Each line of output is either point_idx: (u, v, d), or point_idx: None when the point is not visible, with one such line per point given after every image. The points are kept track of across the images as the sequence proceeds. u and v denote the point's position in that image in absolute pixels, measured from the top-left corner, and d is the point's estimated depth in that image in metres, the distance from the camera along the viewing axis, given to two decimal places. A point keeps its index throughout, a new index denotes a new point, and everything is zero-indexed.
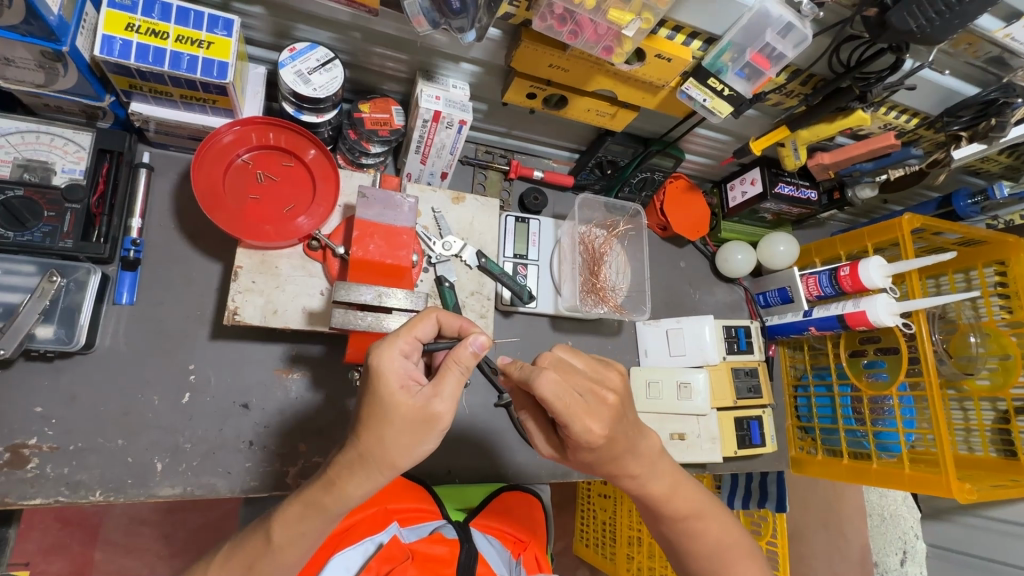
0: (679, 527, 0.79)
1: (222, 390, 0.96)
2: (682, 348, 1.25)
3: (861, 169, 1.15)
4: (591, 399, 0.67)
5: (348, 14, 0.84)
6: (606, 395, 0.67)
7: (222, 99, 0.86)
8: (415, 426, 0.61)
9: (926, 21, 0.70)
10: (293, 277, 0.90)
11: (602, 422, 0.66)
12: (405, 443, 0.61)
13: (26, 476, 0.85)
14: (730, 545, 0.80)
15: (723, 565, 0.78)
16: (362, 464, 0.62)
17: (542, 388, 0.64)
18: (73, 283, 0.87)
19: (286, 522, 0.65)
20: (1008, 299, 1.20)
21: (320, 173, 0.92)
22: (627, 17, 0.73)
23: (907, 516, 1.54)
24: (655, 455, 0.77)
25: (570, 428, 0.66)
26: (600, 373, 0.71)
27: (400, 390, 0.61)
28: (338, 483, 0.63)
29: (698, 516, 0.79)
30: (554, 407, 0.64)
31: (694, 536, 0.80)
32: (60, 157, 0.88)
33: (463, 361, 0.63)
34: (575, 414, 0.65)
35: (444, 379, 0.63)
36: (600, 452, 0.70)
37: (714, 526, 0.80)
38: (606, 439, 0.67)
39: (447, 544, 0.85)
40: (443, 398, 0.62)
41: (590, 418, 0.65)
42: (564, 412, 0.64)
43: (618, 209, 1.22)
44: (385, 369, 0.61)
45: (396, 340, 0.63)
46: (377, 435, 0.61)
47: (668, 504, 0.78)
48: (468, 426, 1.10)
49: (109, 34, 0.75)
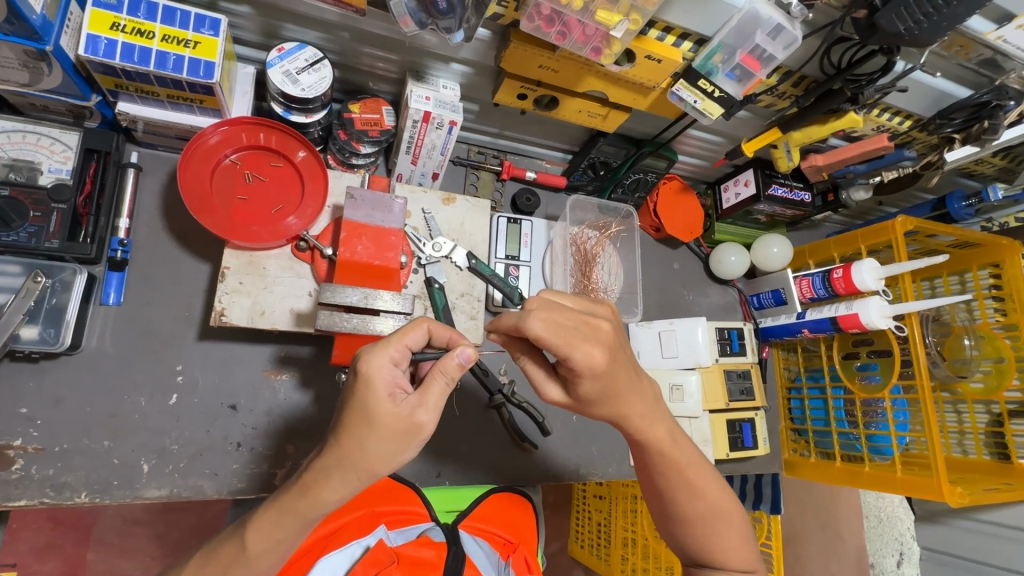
0: (679, 480, 0.79)
1: (210, 391, 0.95)
2: (675, 350, 1.24)
3: (854, 170, 1.14)
4: (586, 328, 0.64)
5: (336, 14, 0.83)
6: (600, 325, 0.65)
7: (209, 99, 0.85)
8: (397, 435, 0.61)
9: (914, 23, 0.70)
10: (280, 279, 0.89)
11: (602, 347, 0.63)
12: (386, 451, 0.61)
13: (10, 477, 0.85)
14: (723, 510, 0.81)
15: (712, 528, 0.80)
16: (340, 468, 0.61)
17: (533, 328, 0.60)
18: (58, 283, 0.87)
19: (262, 530, 0.64)
20: (1002, 301, 1.19)
21: (309, 174, 0.91)
22: (615, 17, 0.73)
23: (903, 518, 1.53)
24: (655, 402, 0.76)
25: (571, 361, 0.62)
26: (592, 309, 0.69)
27: (386, 399, 0.61)
28: (314, 489, 0.62)
29: (695, 469, 0.79)
30: (550, 342, 0.61)
31: (692, 493, 0.79)
32: (46, 157, 0.87)
33: (449, 371, 0.64)
34: (572, 343, 0.62)
35: (430, 390, 0.63)
36: (602, 383, 0.67)
37: (712, 488, 0.81)
38: (608, 367, 0.64)
39: (434, 547, 0.86)
40: (427, 408, 0.62)
41: (590, 343, 0.62)
42: (562, 344, 0.61)
43: (610, 210, 1.24)
44: (374, 376, 0.61)
45: (387, 348, 0.63)
46: (359, 441, 0.60)
47: (666, 455, 0.77)
48: (458, 427, 1.10)
49: (94, 33, 0.75)
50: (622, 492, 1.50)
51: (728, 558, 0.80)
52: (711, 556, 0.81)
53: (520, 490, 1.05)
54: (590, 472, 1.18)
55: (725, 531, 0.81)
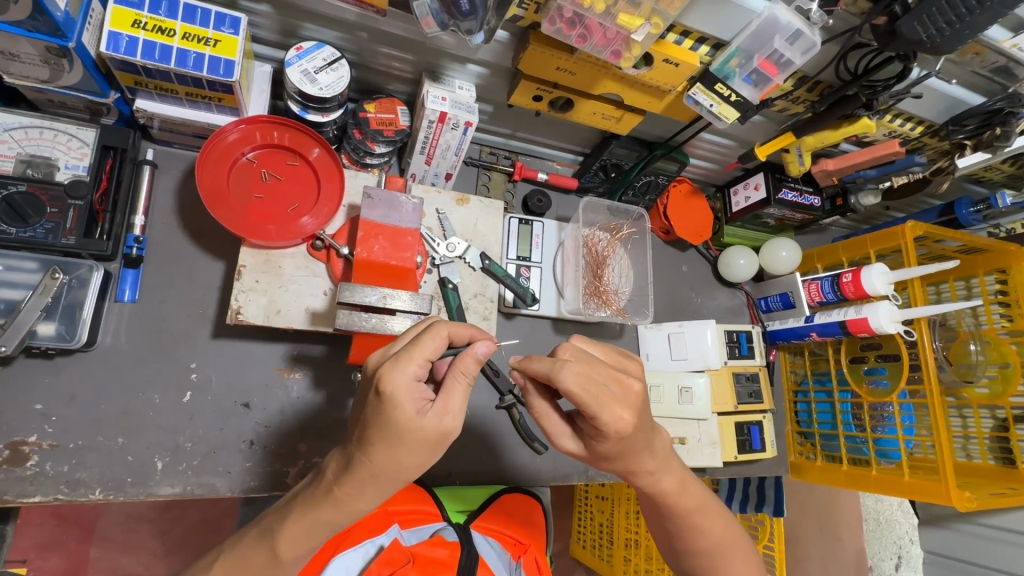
0: (686, 523, 0.81)
1: (224, 389, 0.95)
2: (684, 352, 1.25)
3: (865, 175, 1.14)
4: (617, 387, 0.68)
5: (355, 14, 0.83)
6: (631, 384, 0.69)
7: (227, 98, 0.85)
8: (429, 445, 0.62)
9: (936, 31, 0.71)
10: (296, 277, 0.89)
11: (631, 408, 0.67)
12: (418, 460, 0.62)
13: (25, 474, 0.85)
14: (731, 541, 0.83)
15: (723, 560, 0.83)
16: (374, 482, 0.63)
17: (564, 380, 0.64)
18: (75, 280, 0.87)
19: (293, 538, 0.65)
20: (1008, 307, 1.20)
21: (324, 171, 0.91)
22: (636, 21, 0.73)
23: (902, 521, 1.56)
24: (664, 454, 0.79)
25: (598, 419, 0.66)
26: (621, 363, 0.75)
27: (417, 416, 0.60)
28: (348, 501, 0.64)
29: (700, 514, 0.81)
30: (581, 397, 0.65)
31: (699, 535, 0.82)
32: (63, 153, 0.87)
33: (468, 370, 0.65)
34: (603, 403, 0.65)
35: (452, 394, 0.64)
36: (622, 444, 0.70)
37: (717, 527, 0.82)
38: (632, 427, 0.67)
39: (448, 547, 0.86)
40: (453, 414, 0.63)
41: (618, 405, 0.66)
42: (593, 402, 0.64)
43: (621, 212, 1.23)
44: (400, 396, 0.59)
45: (410, 364, 0.61)
46: (391, 456, 0.61)
47: (674, 502, 0.80)
48: (470, 427, 1.10)
49: (115, 30, 0.75)
50: (626, 494, 1.50)
51: None
52: None
53: (529, 490, 1.05)
54: (597, 473, 1.18)
55: (736, 558, 0.83)
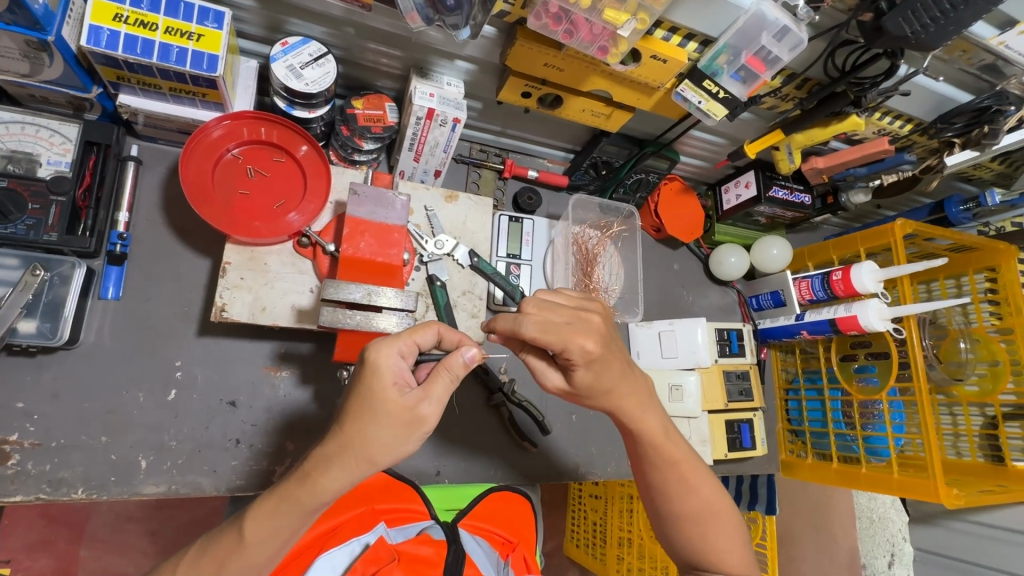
0: (673, 476, 0.79)
1: (210, 387, 0.95)
2: (675, 350, 1.24)
3: (854, 173, 1.14)
4: (578, 322, 0.70)
5: (342, 9, 0.83)
6: (592, 318, 0.71)
7: (213, 93, 0.85)
8: (399, 426, 0.62)
9: (921, 27, 0.70)
10: (282, 275, 0.89)
11: (594, 339, 0.69)
12: (387, 441, 0.61)
13: (6, 473, 0.84)
14: (717, 509, 0.80)
15: (709, 528, 0.79)
16: (341, 456, 0.61)
17: (526, 330, 0.67)
18: (57, 277, 0.86)
19: (259, 519, 0.63)
20: (998, 306, 1.19)
21: (311, 169, 0.90)
22: (622, 16, 0.73)
23: (895, 519, 1.53)
24: (648, 394, 0.79)
25: (567, 353, 0.68)
26: (582, 304, 0.74)
27: (391, 387, 0.62)
28: (314, 476, 0.62)
29: (688, 464, 0.80)
30: (543, 339, 0.68)
31: (686, 492, 0.79)
32: (45, 148, 0.86)
33: (453, 368, 0.65)
34: (566, 336, 0.68)
35: (433, 383, 0.64)
36: (596, 371, 0.72)
37: (705, 487, 0.80)
38: (601, 355, 0.70)
39: (434, 545, 0.83)
40: (431, 401, 0.63)
41: (582, 336, 0.68)
42: (554, 339, 0.67)
43: (612, 210, 1.26)
44: (382, 365, 0.62)
45: (397, 341, 0.65)
46: (361, 428, 0.61)
47: (659, 449, 0.78)
48: (459, 423, 1.11)
49: (96, 24, 0.74)
50: (619, 492, 1.50)
51: (721, 559, 0.78)
52: (705, 558, 0.79)
53: (523, 490, 1.05)
54: (588, 471, 1.18)
55: (720, 529, 0.79)
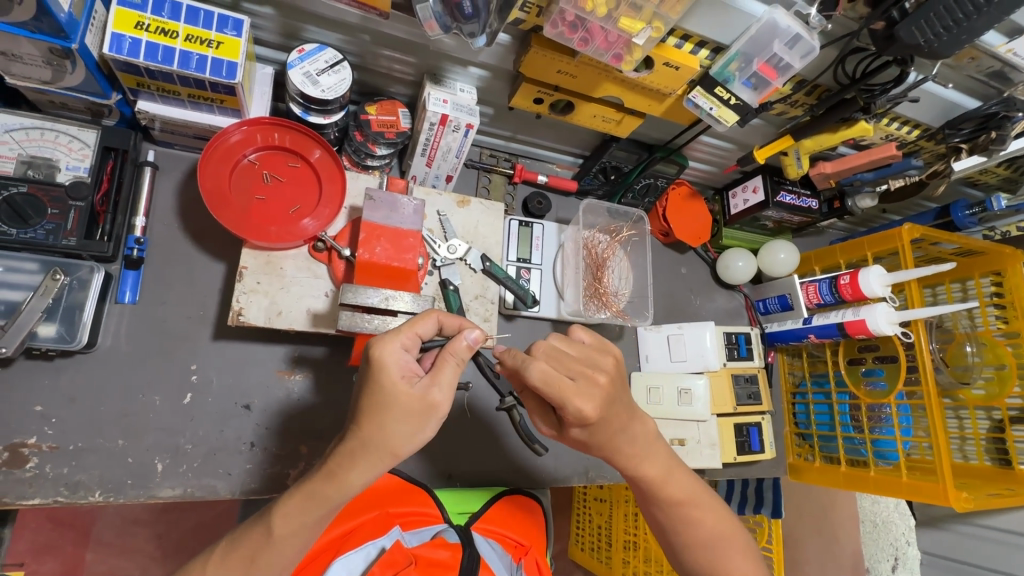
0: (676, 515, 0.79)
1: (224, 391, 0.95)
2: (684, 354, 1.26)
3: (862, 178, 1.15)
4: (584, 380, 0.70)
5: (358, 17, 0.84)
6: (597, 377, 0.70)
7: (230, 99, 0.85)
8: (415, 416, 0.63)
9: (934, 36, 0.72)
10: (297, 279, 0.89)
11: (595, 402, 0.69)
12: (407, 432, 0.62)
13: (24, 476, 0.84)
14: (726, 533, 0.80)
15: (721, 554, 0.79)
16: (364, 451, 0.62)
17: (529, 376, 0.69)
18: (75, 281, 0.87)
19: (288, 515, 0.63)
20: (1004, 309, 1.21)
21: (325, 173, 0.91)
22: (637, 25, 0.74)
23: (898, 522, 1.54)
24: (646, 440, 0.78)
25: (563, 410, 0.69)
26: (593, 359, 0.73)
27: (401, 381, 0.62)
28: (340, 473, 0.62)
29: (693, 503, 0.79)
30: (544, 391, 0.69)
31: (692, 525, 0.79)
32: (64, 154, 0.87)
33: (457, 352, 0.66)
34: (567, 394, 0.68)
35: (441, 369, 0.65)
36: (591, 432, 0.73)
37: (709, 517, 0.80)
38: (597, 420, 0.69)
39: (449, 548, 0.83)
40: (442, 388, 0.64)
41: (582, 398, 0.68)
42: (554, 394, 0.68)
43: (621, 215, 1.24)
44: (388, 360, 0.62)
45: (399, 335, 0.65)
46: (379, 423, 0.62)
47: (661, 491, 0.78)
48: (469, 427, 1.11)
49: (119, 32, 0.75)
50: (625, 495, 1.50)
51: None
52: None
53: (529, 492, 1.05)
54: (597, 475, 1.19)
55: (732, 554, 0.79)
